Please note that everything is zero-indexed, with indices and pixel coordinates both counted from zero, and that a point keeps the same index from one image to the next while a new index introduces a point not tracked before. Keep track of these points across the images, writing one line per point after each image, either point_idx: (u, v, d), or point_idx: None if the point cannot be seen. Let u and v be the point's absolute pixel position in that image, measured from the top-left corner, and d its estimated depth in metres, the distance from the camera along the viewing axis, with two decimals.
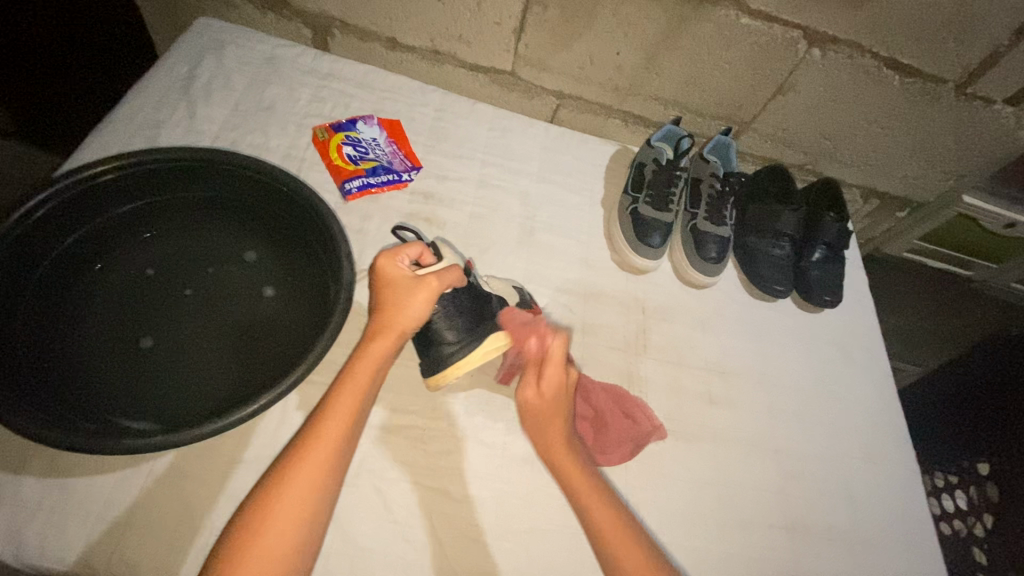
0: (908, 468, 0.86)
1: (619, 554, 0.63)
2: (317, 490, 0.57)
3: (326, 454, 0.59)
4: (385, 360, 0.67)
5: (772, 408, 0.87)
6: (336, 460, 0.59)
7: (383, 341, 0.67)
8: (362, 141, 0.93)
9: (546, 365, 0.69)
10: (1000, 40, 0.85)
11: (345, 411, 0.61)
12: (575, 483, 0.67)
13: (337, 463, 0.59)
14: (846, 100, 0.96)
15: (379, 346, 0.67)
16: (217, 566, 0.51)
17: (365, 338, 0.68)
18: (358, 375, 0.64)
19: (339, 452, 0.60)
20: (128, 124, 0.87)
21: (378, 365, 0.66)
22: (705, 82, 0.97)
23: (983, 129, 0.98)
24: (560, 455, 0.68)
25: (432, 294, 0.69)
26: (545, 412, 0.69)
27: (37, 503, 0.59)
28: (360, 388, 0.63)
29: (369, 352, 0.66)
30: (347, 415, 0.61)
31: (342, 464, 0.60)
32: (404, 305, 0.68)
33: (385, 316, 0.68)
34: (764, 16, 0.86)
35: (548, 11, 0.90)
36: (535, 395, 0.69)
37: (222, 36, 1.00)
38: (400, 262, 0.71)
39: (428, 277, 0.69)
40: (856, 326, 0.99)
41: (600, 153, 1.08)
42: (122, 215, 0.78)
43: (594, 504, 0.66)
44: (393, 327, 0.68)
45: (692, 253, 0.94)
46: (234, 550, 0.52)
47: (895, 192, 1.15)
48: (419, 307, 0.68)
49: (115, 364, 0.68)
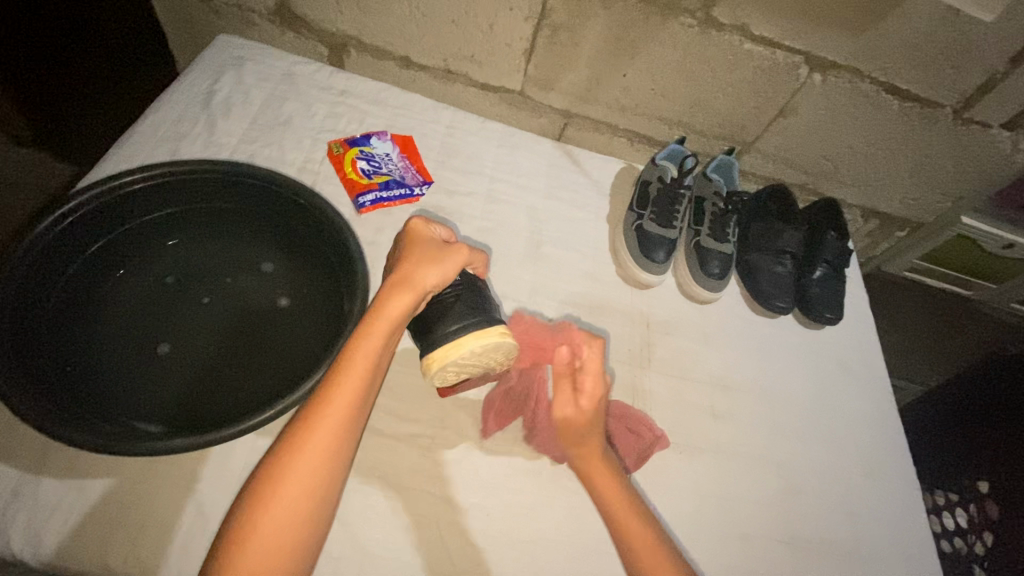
0: (908, 485, 0.87)
1: (624, 529, 0.65)
2: (316, 482, 0.56)
3: (325, 447, 0.57)
4: (403, 317, 0.65)
5: (774, 423, 0.88)
6: (335, 451, 0.58)
7: (408, 293, 0.65)
8: (376, 156, 0.96)
9: (581, 375, 0.70)
10: (996, 68, 0.88)
11: (345, 402, 0.59)
12: (610, 503, 0.67)
13: (336, 455, 0.58)
14: (846, 123, 0.99)
15: (403, 298, 0.65)
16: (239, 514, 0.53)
17: (386, 290, 0.66)
18: (358, 362, 0.61)
19: (338, 443, 0.58)
20: (150, 136, 0.90)
21: (382, 346, 0.63)
22: (709, 104, 1.00)
23: (980, 153, 1.01)
24: (595, 475, 0.68)
25: (462, 262, 0.70)
26: (580, 431, 0.68)
27: (55, 503, 0.60)
28: (361, 376, 0.60)
29: (391, 304, 0.65)
30: (347, 404, 0.59)
31: (342, 455, 0.58)
32: (431, 263, 0.68)
33: (411, 273, 0.67)
34: (767, 42, 0.89)
35: (558, 35, 0.93)
36: (572, 411, 0.68)
37: (242, 52, 1.03)
38: (427, 234, 0.73)
39: (459, 246, 0.72)
40: (857, 344, 1.00)
41: (606, 170, 1.10)
42: (143, 224, 0.80)
43: (626, 518, 0.65)
44: (419, 283, 0.67)
45: (696, 269, 0.96)
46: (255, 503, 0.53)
47: (895, 213, 1.18)
48: (448, 270, 0.69)
49: (133, 368, 0.70)
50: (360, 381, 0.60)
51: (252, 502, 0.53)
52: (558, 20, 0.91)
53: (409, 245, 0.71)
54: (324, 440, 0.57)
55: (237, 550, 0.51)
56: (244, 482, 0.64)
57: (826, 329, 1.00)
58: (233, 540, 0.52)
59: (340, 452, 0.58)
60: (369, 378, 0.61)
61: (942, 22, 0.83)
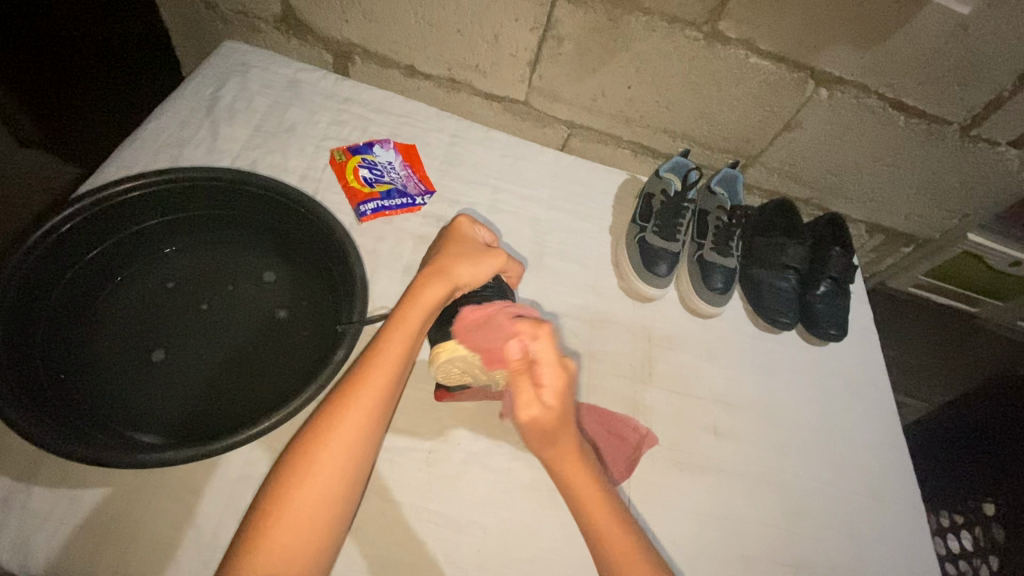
0: (912, 506, 0.86)
1: (602, 534, 0.63)
2: (338, 483, 0.55)
3: (347, 447, 0.56)
4: (436, 307, 0.68)
5: (776, 442, 0.86)
6: (358, 452, 0.57)
7: (447, 285, 0.69)
8: (378, 165, 0.96)
9: (538, 368, 0.64)
10: (1004, 85, 0.87)
11: (367, 402, 0.59)
12: (581, 497, 0.66)
13: (357, 457, 0.57)
14: (853, 139, 0.98)
15: (441, 289, 0.69)
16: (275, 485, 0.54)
17: (426, 278, 0.70)
18: (381, 362, 0.61)
19: (359, 444, 0.57)
20: (154, 142, 0.90)
21: (409, 346, 0.64)
22: (714, 117, 1.00)
23: (988, 170, 1.00)
24: (572, 472, 0.66)
25: (497, 267, 0.74)
26: (544, 427, 0.65)
27: (47, 514, 0.59)
28: (392, 363, 0.62)
29: (428, 294, 0.68)
30: (369, 404, 0.59)
31: (364, 457, 0.57)
32: (466, 262, 0.72)
33: (446, 265, 0.71)
34: (773, 56, 0.89)
35: (563, 46, 0.93)
36: (536, 410, 0.64)
37: (247, 59, 1.03)
38: (466, 234, 0.77)
39: (496, 251, 0.75)
40: (861, 361, 0.99)
41: (609, 181, 1.10)
42: (145, 230, 0.80)
43: (596, 511, 0.65)
44: (456, 277, 0.70)
45: (699, 283, 0.95)
46: (290, 476, 0.54)
47: (900, 228, 1.17)
48: (483, 272, 0.73)
49: (130, 375, 0.70)
50: (383, 382, 0.60)
51: (273, 500, 0.53)
52: (563, 31, 0.91)
53: (452, 241, 0.75)
54: (346, 440, 0.56)
55: (266, 529, 0.51)
56: (238, 495, 0.63)
57: (830, 346, 0.99)
58: (258, 528, 0.51)
59: (362, 454, 0.57)
60: (393, 380, 0.61)
61: (949, 40, 0.82)
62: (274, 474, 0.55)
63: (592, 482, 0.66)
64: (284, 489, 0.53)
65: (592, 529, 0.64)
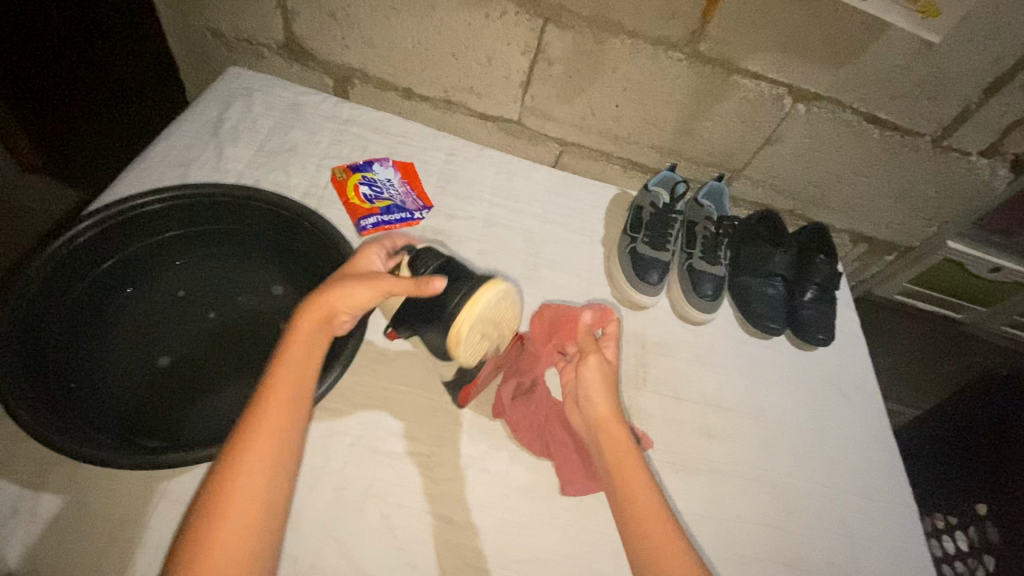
0: (903, 505, 0.87)
1: (636, 490, 0.65)
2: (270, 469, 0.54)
3: (258, 480, 0.53)
4: (354, 309, 0.65)
5: (769, 444, 0.88)
6: (268, 481, 0.54)
7: (370, 288, 0.65)
8: (378, 182, 0.99)
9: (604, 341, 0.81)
10: (971, 98, 0.92)
11: (273, 431, 0.55)
12: (621, 456, 0.68)
13: (269, 486, 0.54)
14: (831, 150, 1.03)
15: (363, 291, 0.64)
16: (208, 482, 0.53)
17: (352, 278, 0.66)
18: (277, 390, 0.57)
19: (271, 471, 0.54)
20: (162, 161, 0.93)
21: (311, 361, 0.61)
22: (699, 132, 1.04)
23: (962, 179, 1.04)
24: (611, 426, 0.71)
25: (420, 292, 0.64)
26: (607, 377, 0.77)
27: (55, 520, 0.60)
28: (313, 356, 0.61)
29: (350, 294, 0.64)
30: (273, 433, 0.56)
31: (277, 483, 0.54)
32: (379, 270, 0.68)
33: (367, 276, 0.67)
34: (751, 75, 0.94)
35: (553, 67, 0.98)
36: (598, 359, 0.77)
37: (251, 83, 1.08)
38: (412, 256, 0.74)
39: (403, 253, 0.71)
40: (849, 364, 1.02)
41: (600, 196, 1.14)
42: (153, 243, 0.82)
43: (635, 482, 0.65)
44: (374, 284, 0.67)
45: (689, 291, 0.98)
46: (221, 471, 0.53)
47: (882, 237, 1.21)
48: (406, 285, 0.65)
49: (137, 382, 0.72)
50: (284, 407, 0.57)
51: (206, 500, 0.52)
52: (553, 53, 0.96)
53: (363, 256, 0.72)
54: (254, 474, 0.53)
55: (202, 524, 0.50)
56: None
57: (819, 350, 1.02)
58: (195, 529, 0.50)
59: (274, 480, 0.54)
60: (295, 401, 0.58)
61: (916, 56, 0.87)
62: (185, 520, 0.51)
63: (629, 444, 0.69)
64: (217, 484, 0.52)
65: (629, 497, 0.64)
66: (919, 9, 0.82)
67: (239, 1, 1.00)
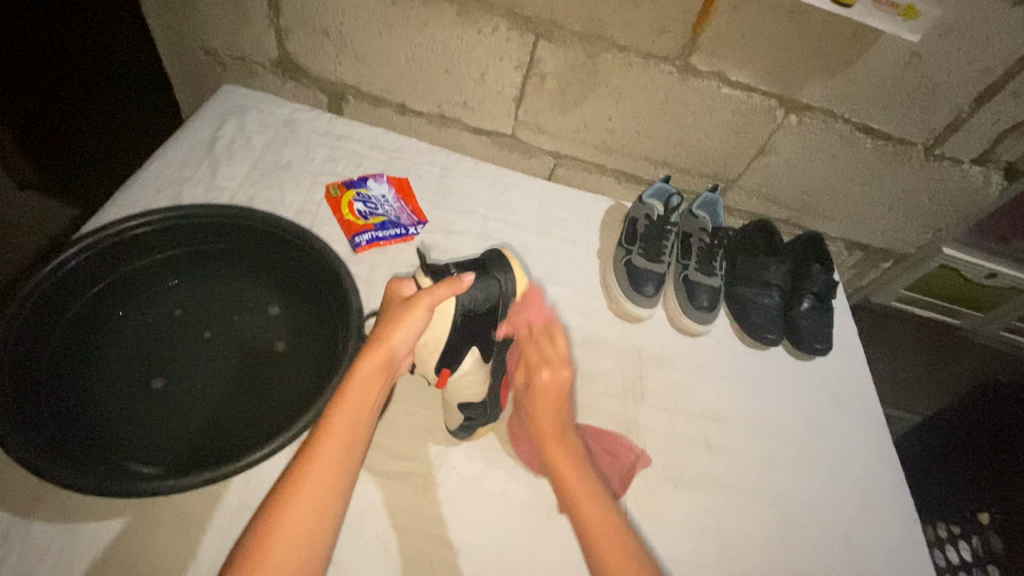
0: (906, 517, 0.86)
1: (600, 553, 0.62)
2: (323, 504, 0.56)
3: (305, 518, 0.55)
4: (410, 335, 0.66)
5: (768, 457, 0.88)
6: (319, 519, 0.56)
7: (418, 308, 0.65)
8: (373, 198, 0.99)
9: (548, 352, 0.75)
10: (962, 107, 0.93)
11: (325, 472, 0.57)
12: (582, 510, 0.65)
13: (320, 524, 0.55)
14: (825, 160, 1.03)
15: (411, 314, 0.65)
16: (268, 507, 0.55)
17: (398, 307, 0.67)
18: (334, 428, 0.60)
19: (321, 512, 0.56)
20: (156, 181, 0.93)
21: (370, 402, 0.63)
22: (693, 143, 1.05)
23: (955, 187, 1.05)
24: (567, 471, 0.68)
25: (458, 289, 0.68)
26: (546, 402, 0.72)
27: (45, 548, 0.60)
28: (368, 394, 0.63)
29: (401, 323, 0.65)
30: (327, 471, 0.58)
31: (328, 521, 0.56)
32: (399, 321, 0.65)
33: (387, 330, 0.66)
34: (743, 86, 0.94)
35: (546, 82, 0.98)
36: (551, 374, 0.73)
37: (246, 101, 1.08)
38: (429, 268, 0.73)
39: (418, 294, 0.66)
40: (848, 373, 1.01)
41: (595, 208, 1.14)
42: (144, 265, 0.82)
43: (605, 538, 0.62)
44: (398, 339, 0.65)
45: (685, 302, 0.98)
46: (279, 501, 0.55)
47: (877, 245, 1.21)
48: (446, 289, 0.67)
49: (131, 405, 0.71)
50: (340, 447, 0.59)
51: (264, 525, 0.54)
52: (546, 68, 0.96)
53: (385, 308, 0.69)
54: (305, 512, 0.55)
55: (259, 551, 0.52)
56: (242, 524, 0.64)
57: (817, 360, 1.01)
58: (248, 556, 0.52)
59: (325, 520, 0.56)
60: (351, 442, 0.60)
61: (906, 66, 0.88)
62: (240, 546, 0.53)
63: (587, 495, 0.66)
64: (275, 512, 0.55)
65: (598, 554, 0.62)
66: (899, 12, 0.81)
67: (233, 21, 1.00)
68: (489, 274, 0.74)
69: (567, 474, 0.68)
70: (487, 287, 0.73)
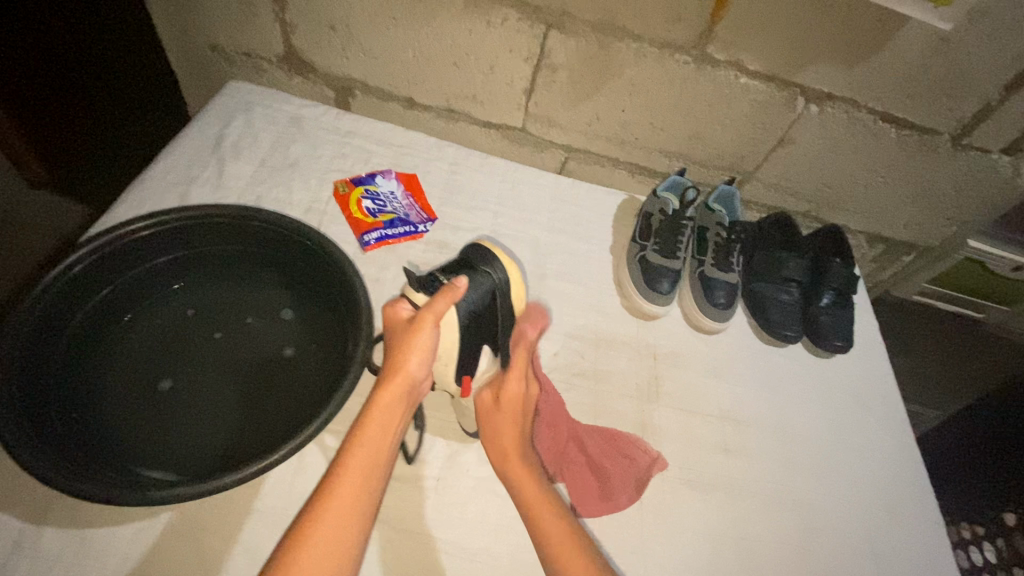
0: (931, 520, 0.84)
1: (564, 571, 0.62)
2: (343, 535, 0.55)
3: (324, 560, 0.53)
4: (424, 358, 0.67)
5: (788, 458, 0.86)
6: (338, 561, 0.54)
7: (426, 327, 0.67)
8: (381, 195, 0.98)
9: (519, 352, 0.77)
10: (992, 95, 0.89)
11: (346, 500, 0.57)
12: (544, 524, 0.66)
13: (339, 566, 0.54)
14: (846, 151, 1.00)
15: (420, 335, 0.67)
16: (288, 540, 0.54)
17: (404, 331, 0.68)
18: (352, 466, 0.59)
19: (341, 554, 0.54)
20: (163, 180, 0.92)
21: (387, 438, 0.63)
22: (709, 136, 1.02)
23: (983, 179, 1.01)
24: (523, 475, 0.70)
25: (456, 294, 0.70)
26: (510, 416, 0.73)
27: (58, 554, 0.60)
28: (386, 423, 0.63)
29: (412, 346, 0.66)
30: (348, 507, 0.57)
31: (348, 563, 0.55)
32: (409, 345, 0.66)
33: (399, 356, 0.66)
34: (761, 76, 0.91)
35: (557, 74, 0.96)
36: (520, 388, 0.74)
37: (251, 97, 1.06)
38: (417, 283, 0.73)
39: (421, 313, 0.68)
40: (870, 372, 0.98)
41: (608, 202, 1.11)
42: (153, 267, 0.81)
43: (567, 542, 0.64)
44: (410, 363, 0.66)
45: (701, 299, 0.95)
46: (300, 533, 0.54)
47: (900, 238, 1.17)
48: (446, 301, 0.69)
49: (139, 411, 0.71)
50: (360, 483, 0.59)
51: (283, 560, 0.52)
52: (557, 60, 0.94)
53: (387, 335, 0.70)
54: (325, 552, 0.54)
55: None
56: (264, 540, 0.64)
57: (837, 358, 0.99)
58: None
59: (346, 562, 0.54)
60: (369, 480, 0.60)
61: (933, 53, 0.84)
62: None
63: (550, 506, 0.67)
64: (295, 545, 0.53)
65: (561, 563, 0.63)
66: None
67: (237, 17, 0.98)
68: (478, 271, 0.76)
69: (531, 493, 0.68)
70: (483, 282, 0.75)
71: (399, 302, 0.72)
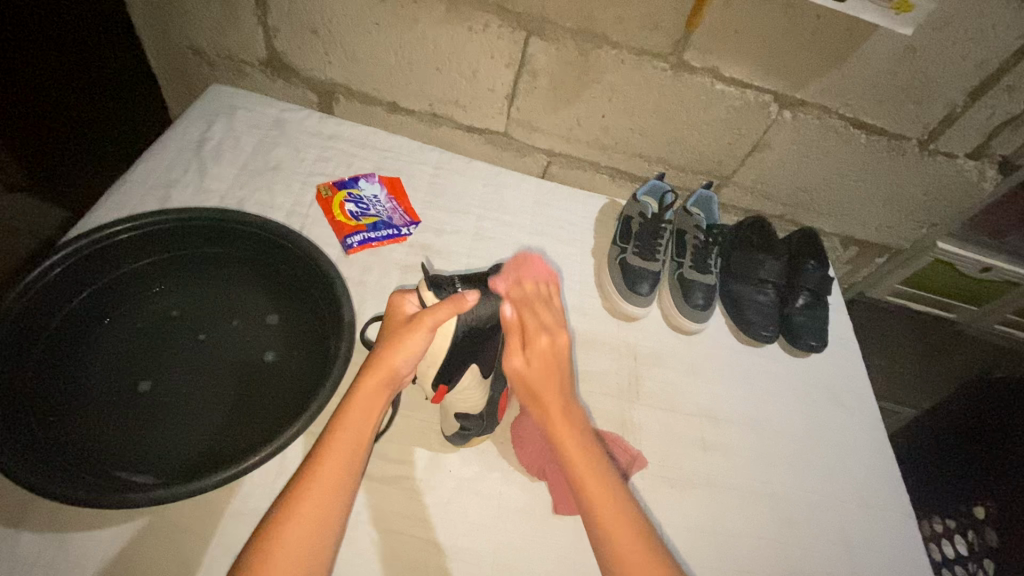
0: (902, 512, 0.87)
1: None
2: (318, 521, 0.56)
3: (300, 545, 0.54)
4: (410, 357, 0.66)
5: (764, 456, 0.87)
6: (314, 547, 0.55)
7: (420, 330, 0.65)
8: (364, 198, 0.98)
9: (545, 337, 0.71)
10: (956, 101, 0.92)
11: (324, 487, 0.58)
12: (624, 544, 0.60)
13: (312, 556, 0.54)
14: (819, 155, 1.03)
15: (412, 337, 0.65)
16: (267, 524, 0.55)
17: (399, 328, 0.67)
18: (333, 451, 0.60)
19: (316, 539, 0.55)
20: (143, 183, 0.92)
21: (368, 426, 0.63)
22: (687, 141, 1.04)
23: (950, 182, 1.04)
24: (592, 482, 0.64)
25: (460, 307, 0.66)
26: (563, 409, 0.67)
27: (34, 560, 0.60)
28: (369, 411, 0.63)
29: (401, 345, 0.65)
30: (326, 493, 0.57)
31: (323, 550, 0.55)
32: (399, 343, 0.65)
33: (388, 352, 0.65)
34: (738, 83, 0.94)
35: (538, 79, 0.97)
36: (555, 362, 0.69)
37: (234, 101, 1.07)
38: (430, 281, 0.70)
39: (420, 316, 0.66)
40: (844, 368, 1.01)
41: (589, 205, 1.13)
42: (134, 268, 0.81)
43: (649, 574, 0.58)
44: (397, 359, 0.65)
45: (680, 300, 0.97)
46: (278, 517, 0.55)
47: (872, 241, 1.21)
48: (449, 310, 0.65)
49: (117, 412, 0.71)
50: (339, 470, 0.59)
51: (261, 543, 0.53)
52: (538, 65, 0.95)
53: (386, 327, 0.69)
54: (300, 538, 0.54)
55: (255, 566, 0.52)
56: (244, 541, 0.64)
57: (812, 357, 1.01)
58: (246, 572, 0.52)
59: (320, 553, 0.55)
60: (349, 467, 0.60)
61: (900, 61, 0.87)
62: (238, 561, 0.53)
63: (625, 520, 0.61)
64: (273, 528, 0.54)
65: None
66: (892, 5, 0.80)
67: (220, 21, 0.99)
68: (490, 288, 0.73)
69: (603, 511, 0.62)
70: (488, 299, 0.72)
71: (403, 295, 0.71)
